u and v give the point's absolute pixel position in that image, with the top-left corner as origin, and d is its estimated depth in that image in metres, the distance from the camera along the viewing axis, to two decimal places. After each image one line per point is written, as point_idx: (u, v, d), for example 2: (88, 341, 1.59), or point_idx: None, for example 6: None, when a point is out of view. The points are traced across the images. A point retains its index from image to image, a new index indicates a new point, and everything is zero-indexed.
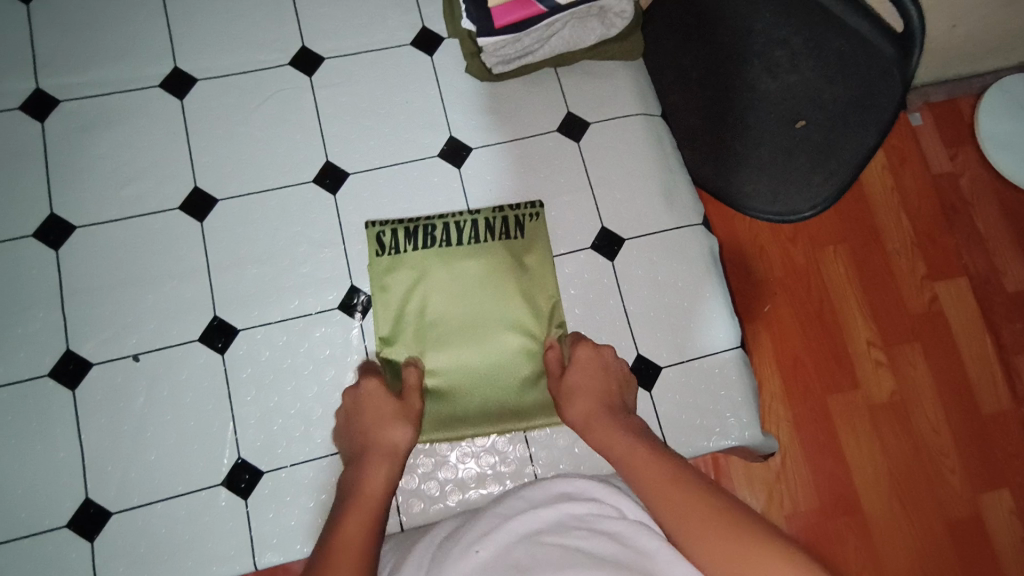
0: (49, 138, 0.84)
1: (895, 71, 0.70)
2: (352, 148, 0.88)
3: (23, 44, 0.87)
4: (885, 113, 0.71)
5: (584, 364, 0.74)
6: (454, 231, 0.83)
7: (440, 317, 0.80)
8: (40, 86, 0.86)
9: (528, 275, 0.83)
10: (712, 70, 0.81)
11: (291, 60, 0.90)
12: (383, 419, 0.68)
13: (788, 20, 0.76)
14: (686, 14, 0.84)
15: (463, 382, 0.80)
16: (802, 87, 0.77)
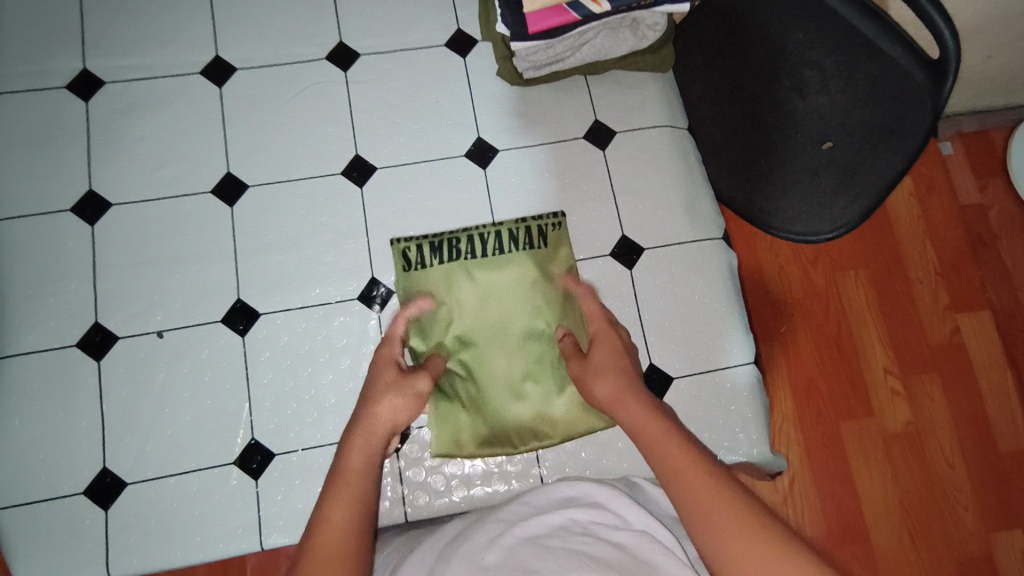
0: (92, 117, 0.87)
1: (927, 99, 0.71)
2: (381, 143, 0.89)
3: (73, 25, 0.90)
4: (914, 139, 0.71)
5: (606, 342, 0.71)
6: (478, 243, 0.84)
7: (470, 325, 0.81)
8: (87, 66, 0.89)
9: (554, 284, 0.83)
10: (741, 88, 0.82)
11: (327, 55, 0.92)
12: (380, 390, 0.64)
13: (819, 41, 0.76)
14: (718, 31, 0.84)
15: (497, 388, 0.80)
16: (830, 109, 0.77)
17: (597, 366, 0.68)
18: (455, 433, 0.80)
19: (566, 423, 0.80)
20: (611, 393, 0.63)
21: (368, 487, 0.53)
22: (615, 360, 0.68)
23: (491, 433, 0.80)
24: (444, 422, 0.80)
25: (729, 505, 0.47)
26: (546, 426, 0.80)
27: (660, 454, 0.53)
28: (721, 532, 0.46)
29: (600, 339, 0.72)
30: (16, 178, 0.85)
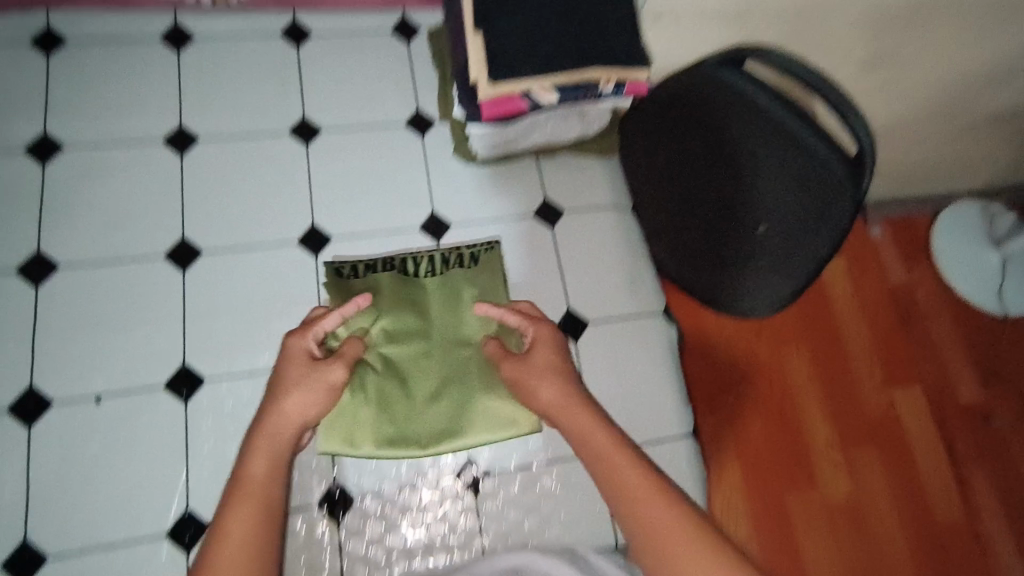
0: (48, 179, 0.87)
1: (847, 189, 0.73)
2: (338, 215, 0.92)
3: (38, 91, 0.91)
4: (837, 228, 0.74)
5: (543, 344, 0.73)
6: (412, 265, 0.86)
7: (398, 325, 0.81)
8: (49, 131, 0.90)
9: (486, 296, 0.83)
10: (685, 171, 0.89)
11: (291, 128, 0.95)
12: (289, 384, 0.67)
13: (757, 133, 0.80)
14: (661, 119, 0.91)
15: (413, 389, 0.79)
16: (762, 196, 0.81)
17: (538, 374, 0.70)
18: (351, 429, 0.77)
19: (479, 431, 0.78)
20: (556, 405, 0.68)
21: (268, 499, 0.58)
22: (552, 364, 0.71)
23: (393, 434, 0.77)
24: (341, 415, 0.76)
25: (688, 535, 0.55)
26: (457, 436, 0.78)
27: (610, 472, 0.61)
28: (674, 550, 0.54)
29: (538, 338, 0.74)
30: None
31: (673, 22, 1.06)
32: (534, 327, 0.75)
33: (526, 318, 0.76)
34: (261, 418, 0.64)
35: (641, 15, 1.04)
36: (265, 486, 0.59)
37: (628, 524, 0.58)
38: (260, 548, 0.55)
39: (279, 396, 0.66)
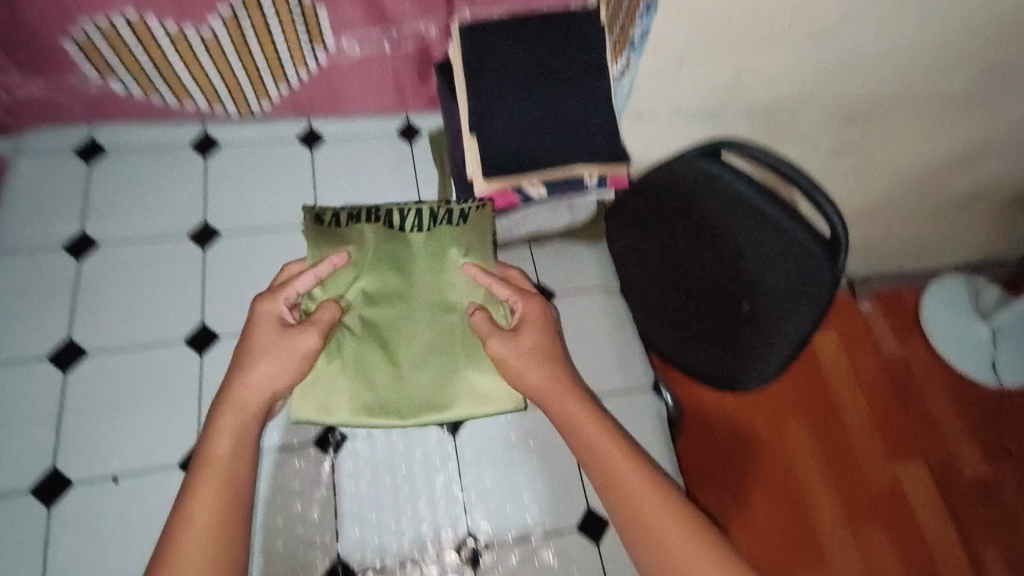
0: (82, 273, 0.94)
1: (826, 266, 0.80)
2: None
3: (78, 195, 1.00)
4: (819, 303, 0.80)
5: (533, 323, 0.76)
6: (400, 218, 0.83)
7: (379, 287, 0.80)
8: (85, 229, 0.98)
9: (474, 255, 0.82)
10: (671, 253, 0.97)
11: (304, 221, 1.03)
12: (257, 351, 0.70)
13: (740, 216, 0.87)
14: (644, 207, 0.99)
15: (393, 355, 0.79)
16: (746, 275, 0.88)
17: (522, 351, 0.74)
18: (328, 397, 0.77)
19: (462, 406, 0.78)
20: (545, 388, 0.73)
21: (229, 480, 0.64)
22: (538, 345, 0.75)
23: (372, 406, 0.77)
24: (318, 383, 0.76)
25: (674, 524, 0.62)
26: (438, 407, 0.78)
27: (591, 445, 0.68)
28: (644, 511, 0.63)
29: (527, 316, 0.77)
30: (3, 328, 0.90)
31: (652, 120, 1.18)
32: (524, 302, 0.78)
33: (516, 293, 0.79)
34: (230, 389, 0.69)
35: (623, 116, 1.16)
36: (226, 467, 0.64)
37: (617, 511, 0.65)
38: (220, 527, 0.61)
39: (249, 363, 0.69)
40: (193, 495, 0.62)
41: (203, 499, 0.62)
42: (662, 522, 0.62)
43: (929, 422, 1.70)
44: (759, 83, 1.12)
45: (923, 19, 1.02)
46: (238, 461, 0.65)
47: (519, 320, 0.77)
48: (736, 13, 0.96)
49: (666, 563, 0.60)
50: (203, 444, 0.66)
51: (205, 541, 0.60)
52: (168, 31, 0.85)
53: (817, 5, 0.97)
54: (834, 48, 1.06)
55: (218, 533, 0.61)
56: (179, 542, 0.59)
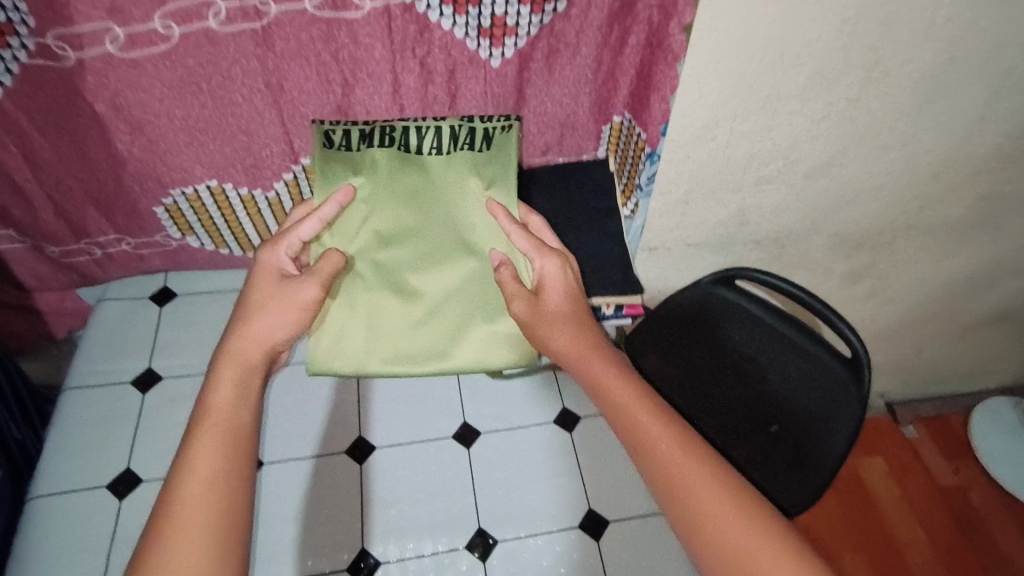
0: (147, 406, 0.93)
1: (852, 387, 0.99)
2: (380, 425, 0.99)
3: (148, 334, 0.99)
4: (849, 422, 0.97)
5: (552, 284, 0.77)
6: (416, 138, 0.81)
7: (392, 226, 0.82)
8: (152, 365, 0.97)
9: (494, 190, 0.81)
10: (697, 379, 1.14)
11: None
12: (263, 297, 0.72)
13: (769, 346, 1.09)
14: (666, 335, 1.16)
15: (406, 306, 0.83)
16: (773, 397, 1.07)
17: (547, 317, 0.75)
18: (341, 348, 0.82)
19: (477, 354, 0.83)
20: (572, 352, 0.72)
21: (228, 426, 0.62)
22: (563, 307, 0.76)
23: (384, 355, 0.82)
24: (333, 329, 0.82)
25: (711, 488, 0.60)
26: (455, 358, 0.83)
27: (620, 406, 0.67)
28: (666, 455, 0.62)
29: (549, 281, 0.77)
30: (63, 468, 0.88)
31: (666, 254, 1.27)
32: (543, 260, 0.78)
33: (535, 247, 0.78)
34: (231, 343, 0.69)
35: (637, 253, 1.26)
36: (233, 414, 0.63)
37: (652, 478, 0.62)
38: (225, 476, 0.59)
39: (252, 312, 0.70)
40: (196, 443, 0.60)
41: (205, 449, 0.60)
42: (685, 468, 0.61)
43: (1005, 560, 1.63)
44: (762, 219, 1.22)
45: (904, 157, 1.14)
46: (240, 410, 0.64)
47: (540, 280, 0.78)
48: (732, 159, 1.09)
49: (694, 521, 0.59)
50: (206, 394, 0.65)
51: (205, 489, 0.57)
52: (241, 196, 0.91)
53: (805, 150, 1.09)
54: (829, 186, 1.17)
55: (220, 484, 0.58)
56: (178, 491, 0.57)
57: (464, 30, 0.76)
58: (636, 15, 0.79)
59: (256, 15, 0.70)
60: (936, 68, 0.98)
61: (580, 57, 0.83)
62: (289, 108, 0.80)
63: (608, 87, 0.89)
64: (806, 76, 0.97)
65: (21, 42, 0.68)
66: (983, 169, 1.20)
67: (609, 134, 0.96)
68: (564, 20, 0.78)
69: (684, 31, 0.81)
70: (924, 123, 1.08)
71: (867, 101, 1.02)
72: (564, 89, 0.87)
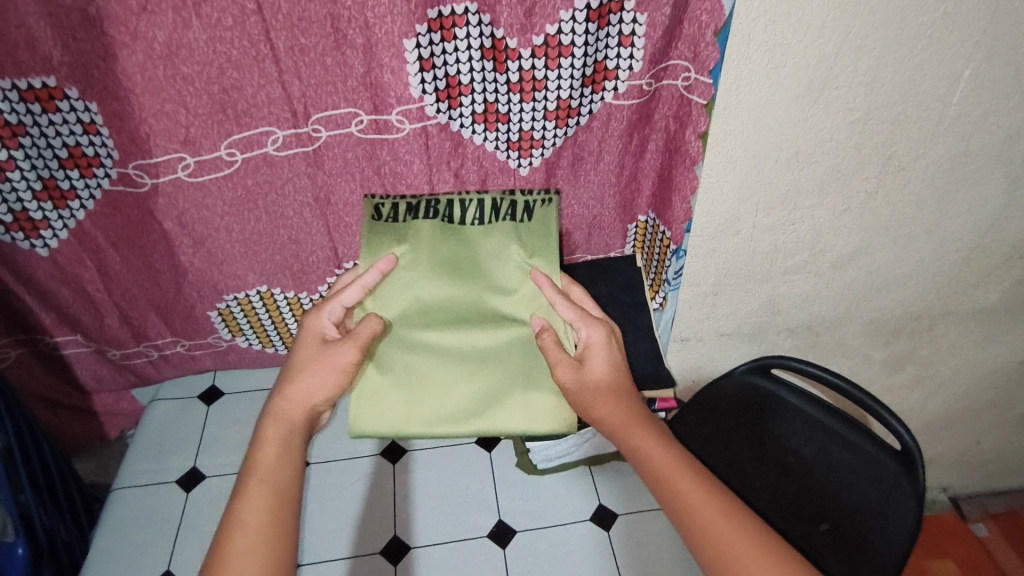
0: (189, 505, 0.95)
1: (904, 482, 0.99)
2: (414, 524, 0.98)
3: (194, 433, 1.02)
4: (907, 522, 0.96)
5: (596, 351, 0.79)
6: (459, 210, 0.84)
7: (433, 294, 0.85)
8: (197, 464, 0.99)
9: (535, 261, 0.84)
10: (739, 470, 1.14)
11: (379, 450, 1.06)
12: (305, 361, 0.77)
13: (815, 437, 1.10)
14: (703, 428, 1.17)
15: (448, 368, 0.87)
16: (820, 492, 1.07)
17: (591, 387, 0.77)
18: (380, 408, 0.87)
19: (511, 421, 0.87)
20: (613, 420, 0.74)
21: (272, 480, 0.68)
22: (605, 377, 0.78)
23: (426, 416, 0.87)
24: (371, 390, 0.86)
25: (761, 565, 0.62)
26: (487, 423, 0.87)
27: (664, 478, 0.69)
28: (715, 533, 0.65)
29: (593, 349, 0.80)
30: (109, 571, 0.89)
31: (699, 344, 1.27)
32: (587, 328, 0.81)
33: (578, 317, 0.81)
34: (276, 404, 0.74)
35: (669, 343, 1.27)
36: (279, 467, 0.69)
37: (703, 556, 0.65)
38: (268, 524, 0.65)
39: (296, 376, 0.76)
40: (244, 496, 0.66)
41: (255, 502, 0.66)
42: (734, 545, 0.63)
43: None
44: (795, 307, 1.23)
45: (931, 244, 1.16)
46: (281, 462, 0.70)
47: (586, 348, 0.80)
48: (758, 251, 1.11)
49: None
50: (254, 451, 0.71)
51: (253, 539, 0.63)
52: (288, 298, 0.96)
53: (830, 241, 1.12)
54: (859, 275, 1.19)
55: (266, 534, 0.64)
56: (226, 539, 0.63)
57: (494, 144, 0.83)
58: (654, 124, 0.86)
59: (309, 140, 0.78)
60: (950, 162, 1.03)
61: (604, 162, 0.89)
62: (335, 219, 0.87)
63: (631, 189, 0.94)
64: (823, 172, 1.01)
65: (106, 171, 0.78)
66: (1014, 254, 1.21)
67: (636, 232, 1.00)
68: (586, 132, 0.84)
69: (699, 138, 0.85)
70: (946, 211, 1.11)
71: (886, 194, 1.06)
72: (589, 192, 0.92)
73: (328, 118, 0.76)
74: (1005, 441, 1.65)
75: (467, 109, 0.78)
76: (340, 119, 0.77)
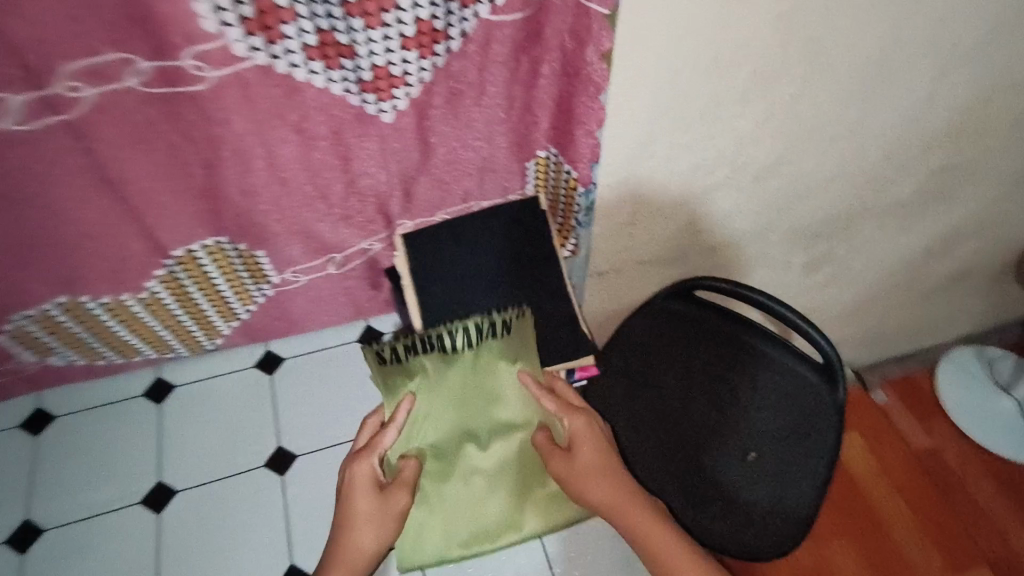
0: (31, 564, 0.86)
1: (826, 397, 0.95)
2: (312, 543, 0.88)
3: (26, 480, 0.91)
4: (826, 444, 0.94)
5: (584, 436, 0.70)
6: (449, 341, 0.71)
7: (446, 429, 0.75)
8: (32, 515, 0.89)
9: (522, 364, 0.74)
10: (663, 415, 1.06)
11: (265, 461, 0.92)
12: (360, 514, 0.65)
13: (738, 368, 1.02)
14: (631, 369, 1.07)
15: (474, 483, 0.78)
16: (746, 431, 1.01)
17: (578, 473, 0.68)
18: (419, 533, 0.80)
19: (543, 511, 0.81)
20: (596, 495, 0.67)
21: None
22: (593, 458, 0.68)
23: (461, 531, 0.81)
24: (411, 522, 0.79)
25: None
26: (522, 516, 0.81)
27: (640, 530, 0.66)
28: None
29: (578, 432, 0.70)
30: None
31: (617, 276, 1.17)
32: (570, 417, 0.71)
33: (565, 409, 0.71)
34: (334, 551, 0.65)
35: (585, 277, 1.15)
36: None
37: None
38: None
39: (350, 528, 0.65)
40: None
41: None
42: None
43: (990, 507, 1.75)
44: (716, 226, 1.13)
45: (854, 143, 1.07)
46: None
47: (569, 437, 0.71)
48: (676, 173, 0.98)
49: None
50: None
51: None
52: (105, 305, 0.76)
53: (751, 152, 1.00)
54: (782, 183, 1.09)
55: None
56: None
57: (341, 85, 0.62)
58: (546, 43, 0.66)
59: (68, 104, 0.56)
60: (880, 54, 0.91)
61: (487, 96, 0.70)
62: (141, 201, 0.66)
63: (525, 123, 0.76)
64: (744, 77, 0.87)
65: None
66: (935, 142, 1.15)
67: (536, 170, 0.83)
68: (461, 59, 0.65)
69: (602, 58, 0.66)
70: (873, 107, 1.01)
71: (810, 96, 0.94)
72: (474, 130, 0.74)
73: (89, 70, 0.54)
74: (909, 317, 1.70)
75: (295, 42, 0.56)
76: (107, 70, 0.54)
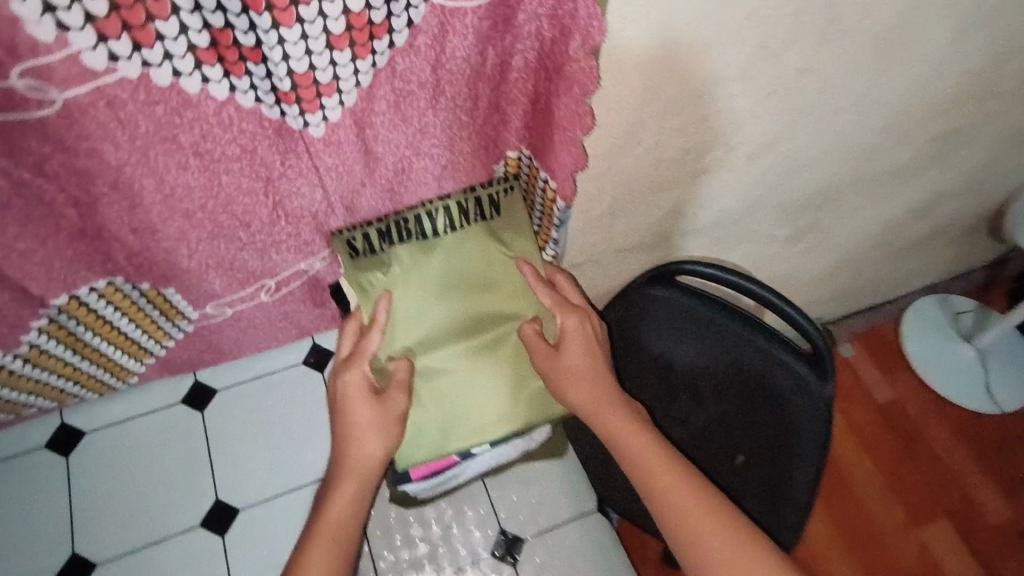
0: None
1: (807, 386, 0.85)
2: None
3: None
4: (815, 429, 0.85)
5: (574, 338, 0.66)
6: (431, 222, 0.65)
7: (437, 321, 0.67)
8: None
9: (519, 246, 0.68)
10: (659, 396, 0.99)
11: (203, 520, 0.83)
12: (356, 416, 0.62)
13: (711, 355, 0.93)
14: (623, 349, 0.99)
15: (473, 383, 0.68)
16: (733, 414, 0.94)
17: (566, 373, 0.66)
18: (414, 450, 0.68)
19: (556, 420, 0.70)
20: (584, 399, 0.65)
21: (347, 545, 0.61)
22: (582, 362, 0.66)
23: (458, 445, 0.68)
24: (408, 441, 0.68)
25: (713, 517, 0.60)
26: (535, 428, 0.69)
27: (620, 438, 0.65)
28: (671, 494, 0.61)
29: (570, 332, 0.66)
30: None
31: (594, 265, 1.05)
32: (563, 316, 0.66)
33: (561, 308, 0.66)
34: (339, 454, 0.63)
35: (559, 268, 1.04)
36: (348, 526, 0.61)
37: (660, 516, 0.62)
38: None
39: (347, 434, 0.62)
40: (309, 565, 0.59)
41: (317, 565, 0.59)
42: (687, 503, 0.61)
43: (934, 459, 1.48)
44: (700, 210, 1.01)
45: (855, 114, 0.95)
46: (356, 519, 0.62)
47: (563, 338, 0.66)
48: (663, 159, 0.86)
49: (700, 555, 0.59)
50: (320, 503, 0.62)
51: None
52: None
53: (746, 131, 0.87)
54: (775, 161, 0.97)
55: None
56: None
57: (248, 95, 0.47)
58: (518, 33, 0.51)
59: None
60: (898, 17, 0.78)
61: (444, 98, 0.55)
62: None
63: (491, 123, 0.61)
64: (746, 53, 0.73)
65: None
66: (936, 109, 1.04)
67: (505, 170, 0.69)
68: (407, 55, 0.50)
69: (590, 55, 0.51)
70: (880, 74, 0.88)
71: (815, 68, 0.81)
72: (430, 137, 0.59)
73: None
74: None
75: (178, 44, 0.42)
76: None
